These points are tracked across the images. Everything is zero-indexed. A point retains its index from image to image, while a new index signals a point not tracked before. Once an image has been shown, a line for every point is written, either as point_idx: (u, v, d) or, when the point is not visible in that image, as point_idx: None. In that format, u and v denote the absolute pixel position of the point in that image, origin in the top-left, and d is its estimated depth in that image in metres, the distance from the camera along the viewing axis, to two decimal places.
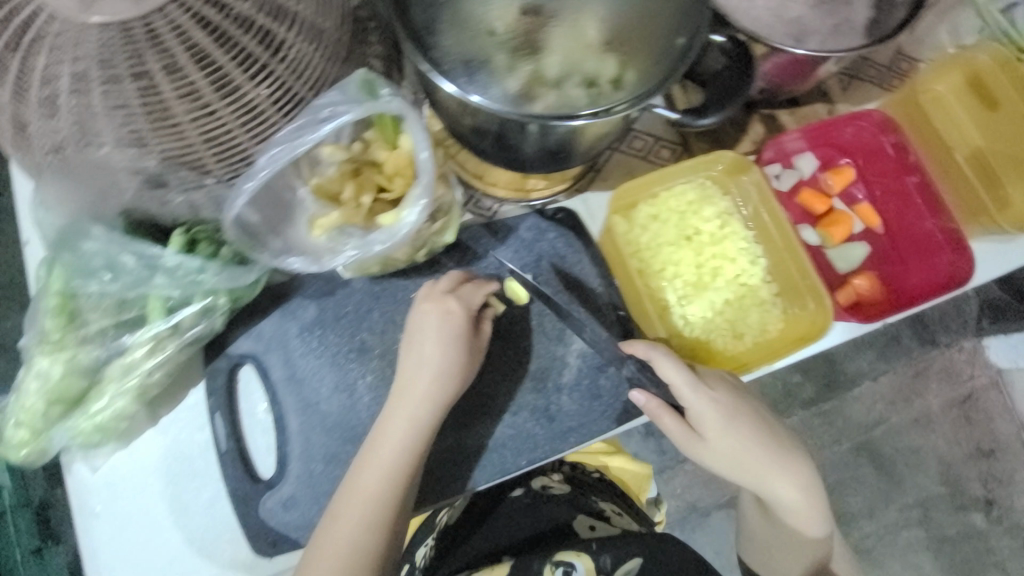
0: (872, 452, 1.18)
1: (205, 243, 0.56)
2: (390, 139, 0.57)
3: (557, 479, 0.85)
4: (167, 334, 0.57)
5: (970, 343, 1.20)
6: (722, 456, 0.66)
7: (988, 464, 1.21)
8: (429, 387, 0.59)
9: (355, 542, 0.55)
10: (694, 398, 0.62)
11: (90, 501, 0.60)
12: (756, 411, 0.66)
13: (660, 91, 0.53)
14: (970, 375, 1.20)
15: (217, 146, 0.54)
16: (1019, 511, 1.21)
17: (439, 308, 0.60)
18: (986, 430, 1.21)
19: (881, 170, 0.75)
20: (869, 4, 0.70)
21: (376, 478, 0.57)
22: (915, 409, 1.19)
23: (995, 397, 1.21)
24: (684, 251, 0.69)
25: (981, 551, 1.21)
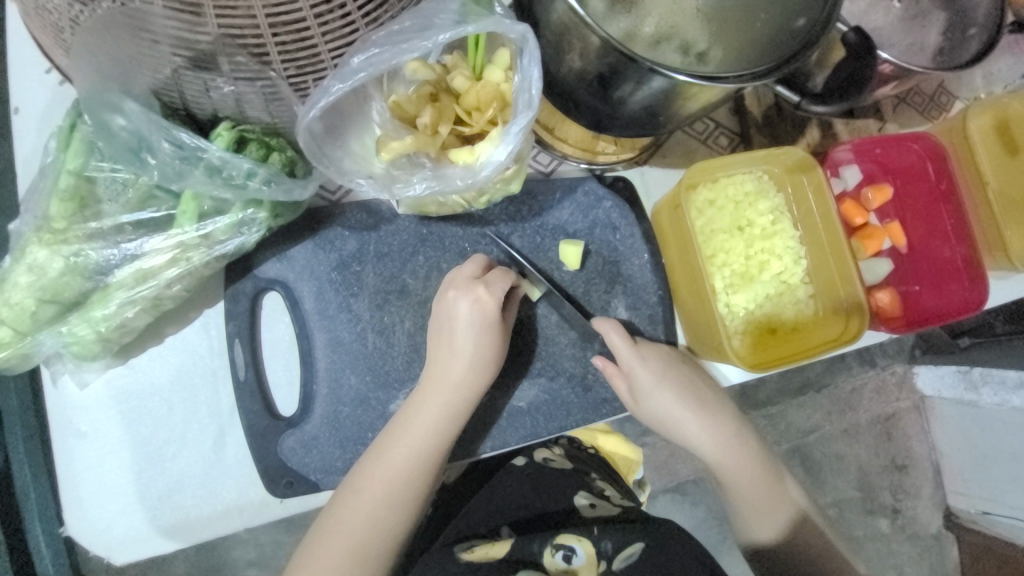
0: (804, 455, 1.28)
1: (256, 145, 0.50)
2: (478, 68, 0.53)
3: (558, 452, 0.78)
4: (194, 244, 0.50)
5: (901, 368, 1.30)
6: (660, 423, 0.67)
7: (899, 478, 1.33)
8: (465, 375, 0.56)
9: (388, 498, 0.54)
10: (631, 360, 0.63)
11: (76, 419, 0.54)
12: (691, 380, 0.66)
13: (775, 73, 0.51)
14: (897, 397, 1.31)
15: (288, 36, 0.43)
16: (920, 522, 1.35)
17: (465, 294, 0.56)
18: (904, 448, 1.33)
19: (915, 194, 0.78)
20: (941, 30, 0.71)
21: (400, 452, 0.54)
22: (847, 420, 1.29)
23: (915, 420, 1.32)
24: (736, 241, 0.69)
25: (882, 553, 1.34)
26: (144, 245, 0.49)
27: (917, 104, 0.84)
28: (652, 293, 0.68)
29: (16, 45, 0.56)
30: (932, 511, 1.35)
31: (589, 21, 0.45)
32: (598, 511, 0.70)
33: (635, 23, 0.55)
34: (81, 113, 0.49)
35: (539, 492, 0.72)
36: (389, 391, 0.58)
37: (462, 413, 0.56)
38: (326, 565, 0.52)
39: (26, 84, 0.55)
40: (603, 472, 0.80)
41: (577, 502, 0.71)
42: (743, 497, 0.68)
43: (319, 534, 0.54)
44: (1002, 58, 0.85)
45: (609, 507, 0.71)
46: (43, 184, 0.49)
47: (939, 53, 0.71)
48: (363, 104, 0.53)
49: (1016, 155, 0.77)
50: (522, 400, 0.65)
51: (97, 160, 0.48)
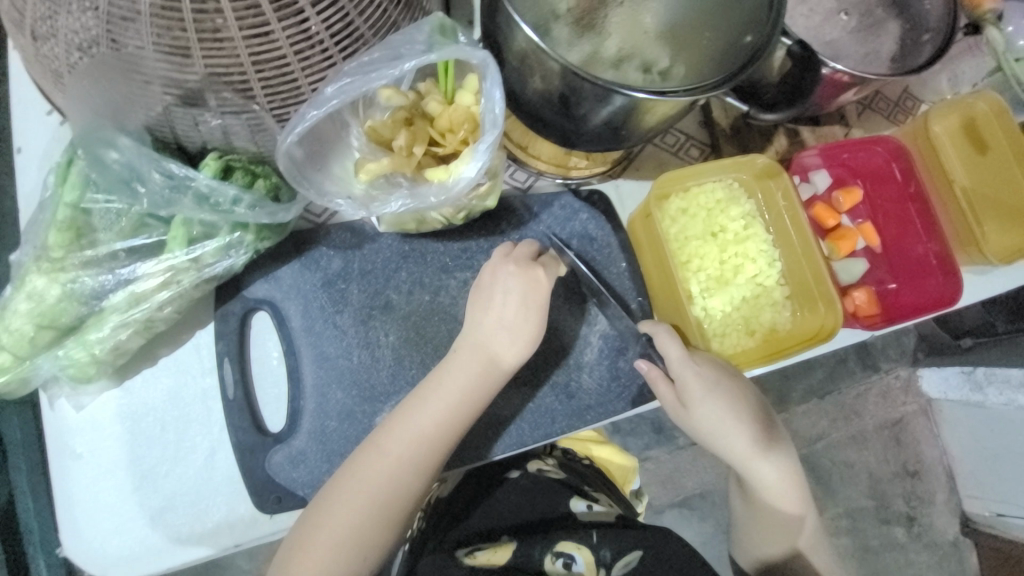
0: (811, 464, 1.26)
1: (241, 173, 0.53)
2: (449, 93, 0.56)
3: (552, 462, 0.79)
4: (184, 268, 0.53)
5: (905, 372, 1.30)
6: (705, 431, 0.66)
7: (911, 484, 1.31)
8: (479, 359, 0.57)
9: (369, 508, 0.53)
10: (682, 368, 0.63)
11: (72, 441, 0.56)
12: (744, 392, 0.65)
13: (729, 83, 0.53)
14: (904, 401, 1.30)
15: (269, 72, 0.47)
16: (937, 529, 1.32)
17: (501, 270, 0.59)
18: (913, 452, 1.31)
19: (884, 195, 0.81)
20: (894, 39, 0.75)
21: (385, 460, 0.54)
22: (852, 426, 1.28)
23: (923, 423, 1.32)
24: (709, 246, 0.71)
25: (900, 563, 1.31)
26: (137, 270, 0.52)
27: (882, 109, 0.87)
28: (631, 300, 0.70)
29: (21, 90, 0.60)
30: (948, 517, 1.33)
31: (546, 48, 0.49)
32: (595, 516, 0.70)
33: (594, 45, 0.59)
34: (77, 149, 0.52)
35: (536, 502, 0.73)
36: (374, 404, 0.60)
37: (474, 399, 0.56)
38: (319, 541, 0.52)
39: (30, 126, 0.60)
40: (597, 481, 0.80)
41: (573, 509, 0.72)
42: (771, 507, 0.69)
43: (317, 510, 0.54)
44: (962, 61, 0.88)
45: (606, 513, 0.71)
46: (42, 217, 0.52)
47: (894, 60, 0.74)
48: (343, 131, 0.57)
49: (982, 153, 0.80)
50: (509, 409, 0.67)
51: (92, 192, 0.52)
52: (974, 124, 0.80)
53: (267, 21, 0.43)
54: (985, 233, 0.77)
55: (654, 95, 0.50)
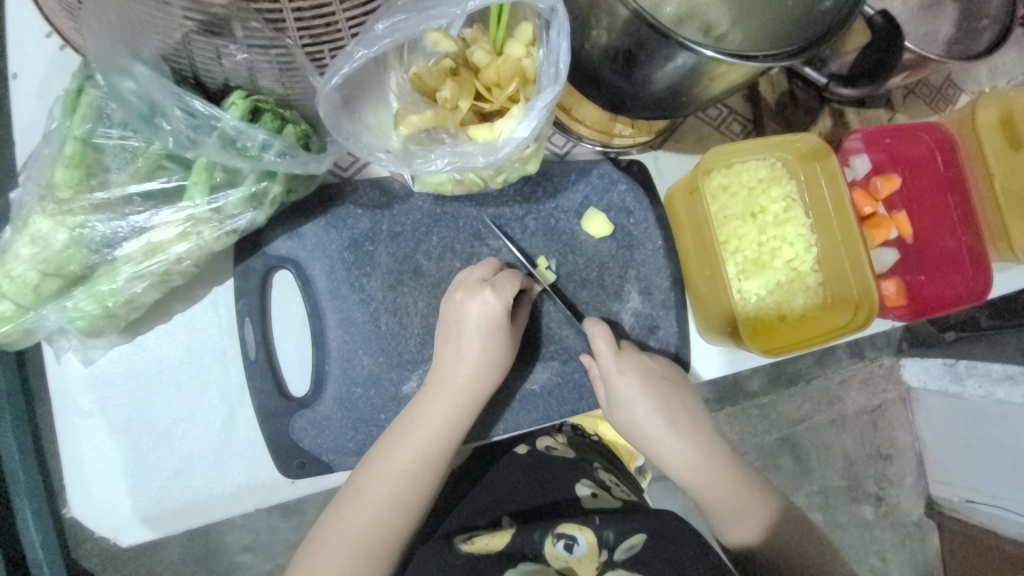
0: (793, 444, 1.30)
1: (271, 115, 0.49)
2: (498, 42, 0.52)
3: (561, 441, 0.79)
4: (206, 219, 0.49)
5: (888, 361, 1.33)
6: (634, 432, 0.65)
7: (883, 466, 1.36)
8: (473, 377, 0.55)
9: (414, 472, 0.54)
10: (616, 370, 0.62)
11: (79, 397, 0.52)
12: (668, 391, 0.64)
13: (807, 52, 0.49)
14: (885, 389, 1.33)
15: (305, 4, 0.41)
16: (903, 510, 1.38)
17: (474, 297, 0.55)
18: (888, 437, 1.36)
19: (921, 185, 0.79)
20: (952, 21, 0.72)
21: (423, 423, 0.54)
22: (835, 410, 1.31)
23: (901, 411, 1.35)
24: (749, 227, 0.69)
25: (864, 539, 1.37)
26: (153, 217, 0.48)
27: (925, 95, 0.85)
28: (664, 279, 0.68)
29: (14, 5, 0.53)
30: (915, 500, 1.39)
31: None
32: (599, 500, 0.69)
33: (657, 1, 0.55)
34: (88, 76, 0.47)
35: (541, 481, 0.72)
36: (404, 373, 0.58)
37: (469, 416, 0.55)
38: (332, 564, 0.52)
39: (23, 46, 0.53)
40: (606, 462, 0.80)
41: (578, 492, 0.70)
42: (721, 507, 0.65)
43: (326, 532, 0.53)
44: (1012, 51, 0.86)
45: (611, 497, 0.70)
46: (47, 151, 0.47)
47: (952, 44, 0.71)
48: (381, 74, 0.52)
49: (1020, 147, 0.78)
50: (536, 383, 0.65)
51: (106, 127, 0.47)
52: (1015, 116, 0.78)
53: None
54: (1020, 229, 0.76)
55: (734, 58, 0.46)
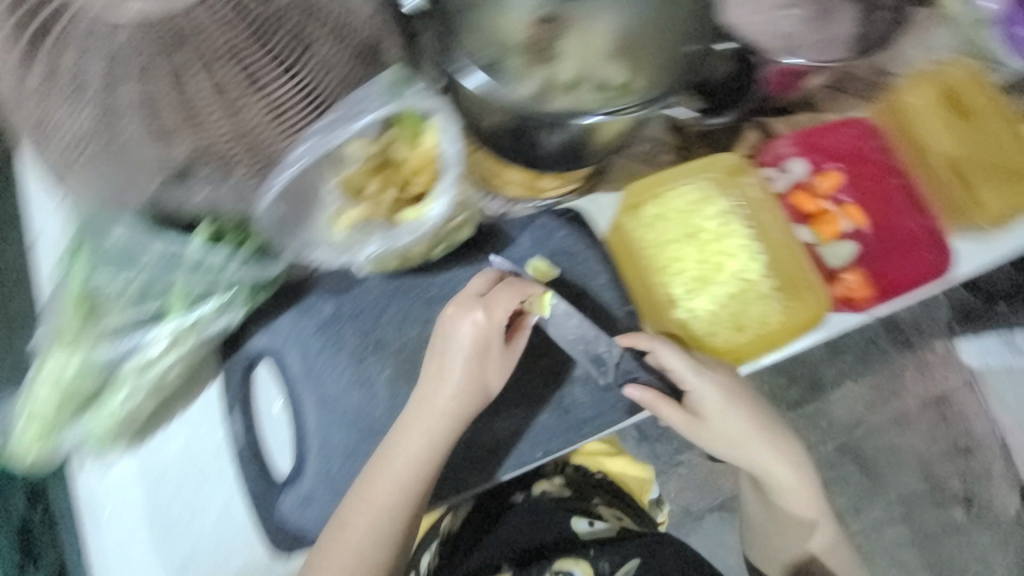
0: (854, 452, 1.28)
1: (232, 235, 0.58)
2: (416, 135, 0.58)
3: (557, 482, 0.81)
4: (185, 330, 0.58)
5: (942, 343, 1.29)
6: (719, 443, 0.75)
7: (965, 461, 1.29)
8: (453, 399, 0.60)
9: (395, 492, 0.58)
10: (695, 380, 0.68)
11: (101, 504, 0.61)
12: (766, 411, 0.77)
13: (662, 100, 0.62)
14: (942, 375, 1.29)
15: (245, 141, 0.55)
16: (997, 508, 1.29)
17: (463, 316, 0.60)
18: (960, 428, 1.29)
19: (864, 175, 0.80)
20: (852, 21, 0.76)
21: (411, 443, 0.59)
22: (892, 409, 1.29)
23: (968, 397, 1.29)
24: (687, 248, 0.73)
25: (963, 545, 1.30)
26: (144, 337, 0.57)
27: (855, 89, 0.87)
28: (618, 309, 0.72)
29: (35, 186, 0.67)
30: (1008, 491, 1.29)
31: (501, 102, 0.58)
32: (595, 532, 0.76)
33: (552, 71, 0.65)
34: (83, 238, 0.58)
35: (539, 522, 0.76)
36: (377, 439, 0.63)
37: (447, 436, 0.59)
38: None
39: (44, 217, 0.66)
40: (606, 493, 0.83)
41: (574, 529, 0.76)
42: (794, 512, 0.81)
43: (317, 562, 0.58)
44: (930, 29, 0.88)
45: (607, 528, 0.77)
46: (58, 299, 0.58)
47: (856, 43, 0.76)
48: None
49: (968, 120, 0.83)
50: (501, 433, 0.68)
51: (101, 270, 0.56)
52: (954, 94, 0.84)
53: (239, 98, 0.53)
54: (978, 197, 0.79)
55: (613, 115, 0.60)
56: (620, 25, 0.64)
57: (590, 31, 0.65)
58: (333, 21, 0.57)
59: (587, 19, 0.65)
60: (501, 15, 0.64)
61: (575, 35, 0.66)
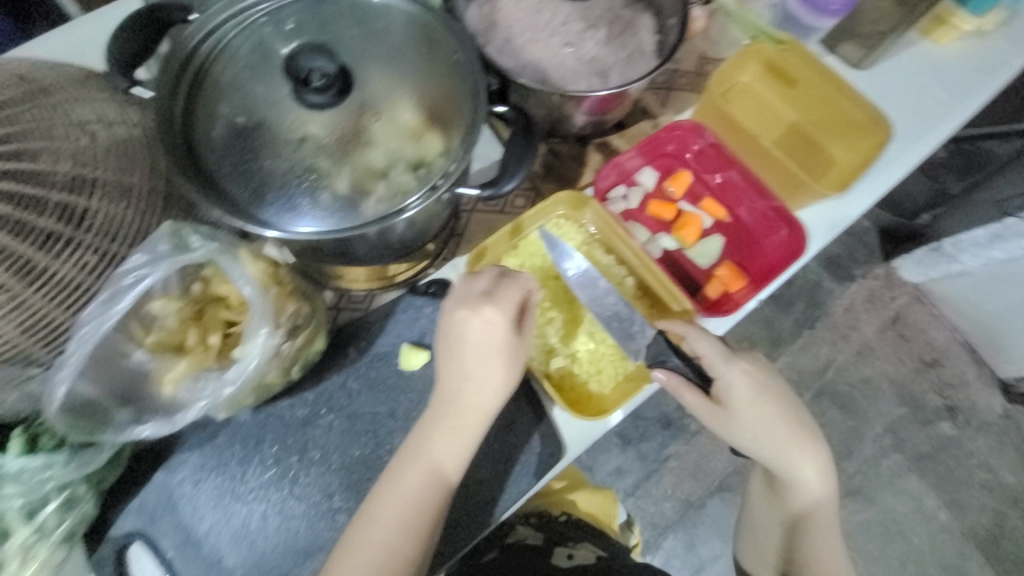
0: (831, 395, 1.39)
1: (48, 437, 0.54)
2: (225, 275, 0.56)
3: (530, 530, 0.97)
4: (35, 540, 0.54)
5: (881, 269, 1.45)
6: (745, 438, 0.69)
7: (936, 373, 1.41)
8: (417, 443, 0.60)
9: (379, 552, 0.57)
10: (726, 368, 0.67)
11: None
12: (793, 402, 0.72)
13: (452, 177, 0.58)
14: (891, 296, 1.44)
15: (41, 329, 0.54)
16: (981, 409, 1.40)
17: (473, 313, 0.59)
18: (924, 343, 1.42)
19: (710, 167, 0.82)
20: (650, 32, 0.78)
21: (388, 491, 0.58)
22: (855, 341, 1.41)
23: (920, 310, 1.44)
24: (554, 290, 0.73)
25: (961, 457, 1.38)
26: None
27: (685, 84, 0.90)
28: None
29: None
30: (987, 390, 1.41)
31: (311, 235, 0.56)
32: (573, 557, 0.89)
33: (361, 157, 0.58)
34: None
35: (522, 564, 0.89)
36: None
37: (417, 479, 0.58)
38: None
39: None
40: (577, 533, 0.96)
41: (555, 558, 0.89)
42: (800, 508, 0.75)
43: None
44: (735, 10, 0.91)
45: (585, 553, 0.90)
46: None
47: (659, 50, 0.77)
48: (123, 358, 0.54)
49: (792, 88, 0.86)
50: None
51: None
52: (772, 65, 0.86)
53: (15, 293, 0.51)
54: (828, 157, 0.83)
55: (426, 199, 0.58)
56: (421, 93, 0.61)
57: (392, 107, 0.60)
58: (107, 179, 0.55)
59: (389, 103, 0.60)
60: (296, 119, 0.58)
61: (382, 112, 0.60)
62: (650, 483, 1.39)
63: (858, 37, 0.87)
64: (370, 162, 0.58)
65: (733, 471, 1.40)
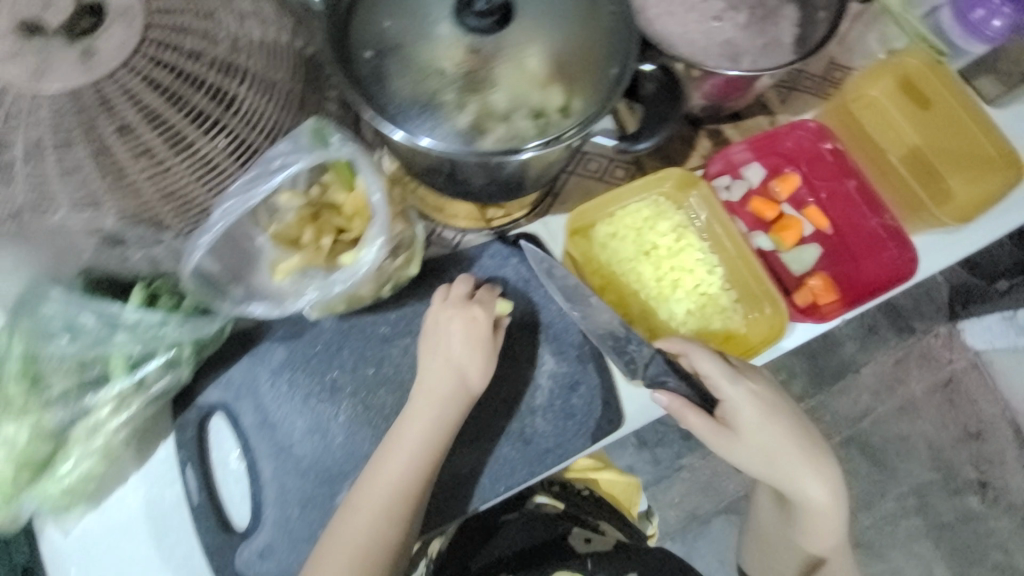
0: (862, 443, 1.30)
1: (166, 297, 0.58)
2: (348, 181, 0.58)
3: (550, 497, 0.94)
4: (132, 391, 0.58)
5: (944, 329, 1.33)
6: (753, 458, 0.67)
7: (977, 446, 1.33)
8: (416, 431, 0.60)
9: (374, 528, 0.57)
10: (733, 393, 0.65)
11: (65, 563, 0.60)
12: (798, 420, 0.70)
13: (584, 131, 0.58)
14: (948, 358, 1.33)
15: (177, 199, 0.56)
16: (1014, 491, 1.32)
17: (458, 313, 0.64)
18: (971, 413, 1.34)
19: (824, 174, 0.79)
20: (794, 22, 0.74)
21: (386, 471, 0.59)
22: (898, 396, 1.31)
23: (975, 378, 1.34)
24: (643, 265, 0.72)
25: (981, 534, 1.32)
26: (91, 400, 0.57)
27: (810, 86, 0.85)
28: (576, 334, 0.70)
29: None
30: None
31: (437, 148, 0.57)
32: (592, 542, 0.86)
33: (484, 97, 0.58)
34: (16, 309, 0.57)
35: (537, 533, 0.88)
36: (333, 486, 0.62)
37: (409, 465, 0.59)
38: None
39: None
40: (596, 511, 0.95)
41: (571, 536, 0.88)
42: (809, 526, 0.73)
43: None
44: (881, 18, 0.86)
45: (604, 539, 0.87)
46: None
47: (797, 44, 0.73)
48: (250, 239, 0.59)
49: (924, 110, 0.82)
50: (464, 466, 0.66)
51: (40, 343, 0.56)
52: (908, 82, 0.83)
53: (165, 159, 0.54)
54: (946, 187, 0.79)
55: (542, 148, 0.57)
56: (556, 39, 0.58)
57: (520, 50, 0.57)
58: (257, 71, 0.57)
59: (517, 44, 0.57)
60: (430, 46, 0.57)
61: (508, 54, 0.57)
62: (660, 488, 1.34)
63: (999, 73, 0.83)
64: (492, 104, 0.57)
65: (743, 494, 1.38)
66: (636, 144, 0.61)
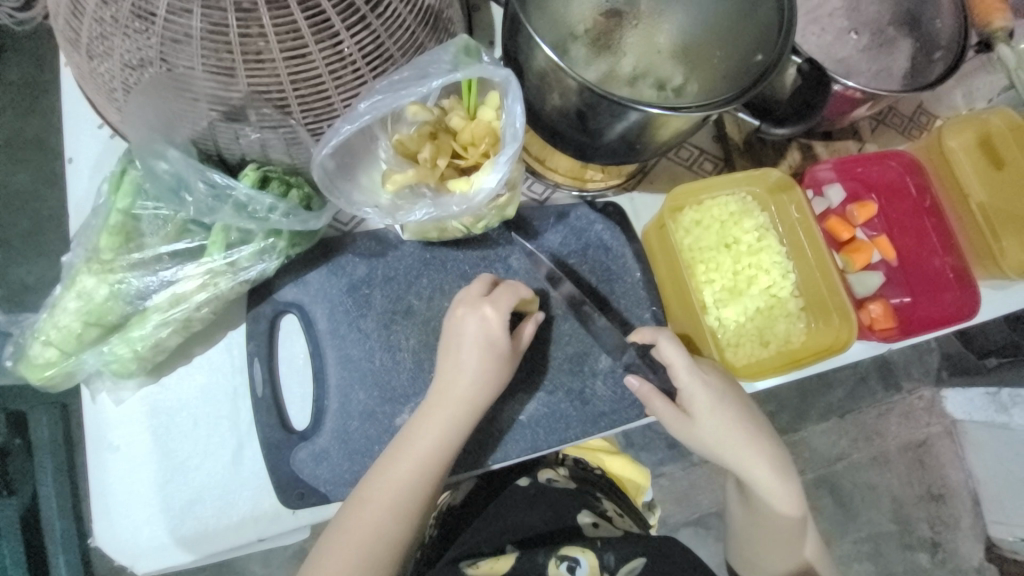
0: (831, 484, 1.29)
1: (276, 183, 0.57)
2: (472, 108, 0.59)
3: (562, 473, 0.80)
4: (223, 270, 0.57)
5: (929, 391, 1.33)
6: (710, 443, 0.67)
7: (936, 507, 1.32)
8: (433, 432, 0.57)
9: (382, 527, 0.55)
10: (688, 379, 0.64)
11: (108, 433, 0.59)
12: (749, 406, 0.69)
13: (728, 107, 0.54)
14: (926, 422, 1.33)
15: (307, 90, 0.52)
16: (961, 553, 1.33)
17: (474, 312, 0.59)
18: (937, 475, 1.33)
19: (900, 209, 0.82)
20: (909, 54, 0.74)
21: (398, 467, 0.56)
22: (874, 447, 1.31)
23: (947, 445, 1.34)
24: (724, 256, 0.73)
25: None
26: (178, 272, 0.56)
27: (896, 124, 0.87)
28: (646, 310, 0.72)
29: (73, 103, 0.65)
30: (974, 542, 1.34)
31: (567, 69, 0.52)
32: (601, 529, 0.70)
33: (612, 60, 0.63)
34: (130, 160, 0.57)
35: (543, 509, 0.73)
36: (396, 405, 0.62)
37: (420, 470, 0.56)
38: None
39: (81, 136, 0.64)
40: (608, 493, 0.81)
41: (579, 520, 0.71)
42: (767, 516, 0.71)
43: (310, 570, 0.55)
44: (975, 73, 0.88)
45: (612, 526, 0.71)
46: (93, 222, 0.57)
47: (909, 76, 0.73)
48: (370, 144, 0.60)
49: (996, 169, 0.81)
50: (524, 413, 0.68)
51: (142, 200, 0.56)
52: (987, 139, 0.81)
53: (305, 43, 0.48)
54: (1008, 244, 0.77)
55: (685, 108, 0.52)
56: (694, 17, 0.60)
57: (654, 23, 0.62)
58: None
59: (650, 19, 0.62)
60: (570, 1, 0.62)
61: (640, 24, 0.62)
62: None
63: None
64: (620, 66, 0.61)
65: None
66: (773, 128, 0.65)
